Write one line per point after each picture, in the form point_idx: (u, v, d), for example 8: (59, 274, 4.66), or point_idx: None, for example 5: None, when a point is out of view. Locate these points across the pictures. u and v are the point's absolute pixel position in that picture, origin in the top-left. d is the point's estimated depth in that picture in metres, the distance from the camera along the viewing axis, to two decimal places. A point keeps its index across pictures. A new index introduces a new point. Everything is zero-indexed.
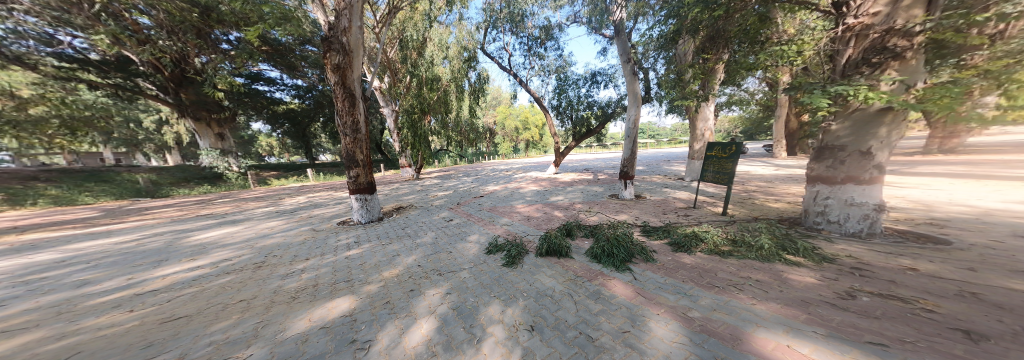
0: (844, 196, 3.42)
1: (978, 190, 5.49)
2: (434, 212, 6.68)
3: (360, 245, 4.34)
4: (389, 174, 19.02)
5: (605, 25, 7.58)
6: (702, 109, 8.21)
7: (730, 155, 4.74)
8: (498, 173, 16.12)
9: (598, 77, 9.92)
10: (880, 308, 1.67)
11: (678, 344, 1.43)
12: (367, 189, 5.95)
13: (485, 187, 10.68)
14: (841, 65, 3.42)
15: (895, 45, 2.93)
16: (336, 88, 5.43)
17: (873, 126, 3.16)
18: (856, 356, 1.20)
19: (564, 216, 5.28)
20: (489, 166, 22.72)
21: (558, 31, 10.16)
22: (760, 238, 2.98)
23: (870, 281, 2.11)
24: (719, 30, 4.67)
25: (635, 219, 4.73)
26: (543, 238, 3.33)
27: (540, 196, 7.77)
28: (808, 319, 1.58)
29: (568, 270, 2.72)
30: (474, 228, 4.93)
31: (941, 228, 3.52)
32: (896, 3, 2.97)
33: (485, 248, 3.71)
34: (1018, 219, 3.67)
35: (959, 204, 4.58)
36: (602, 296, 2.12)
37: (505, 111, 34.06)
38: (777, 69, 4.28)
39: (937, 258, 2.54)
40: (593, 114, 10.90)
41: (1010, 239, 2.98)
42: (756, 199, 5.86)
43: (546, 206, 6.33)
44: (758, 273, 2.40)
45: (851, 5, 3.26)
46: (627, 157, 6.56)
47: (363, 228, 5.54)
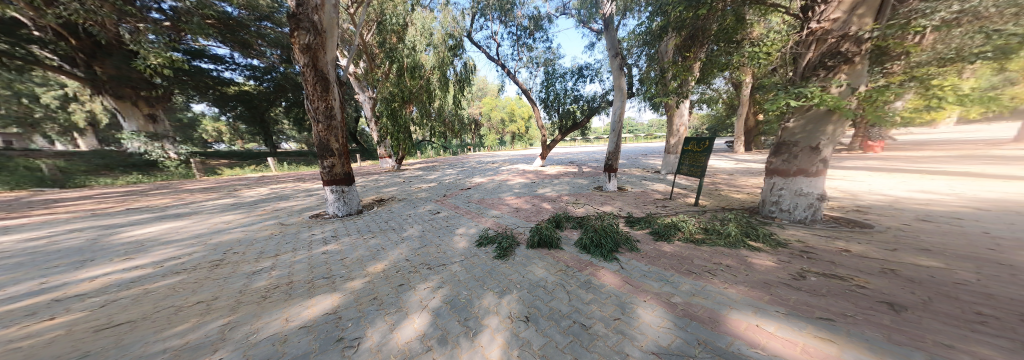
0: (796, 187, 3.88)
1: (893, 181, 6.56)
2: (418, 204, 6.48)
3: (339, 239, 4.11)
4: (365, 165, 17.94)
5: (594, 19, 7.66)
6: (678, 106, 8.71)
7: (703, 150, 5.13)
8: (484, 166, 15.92)
9: (584, 72, 10.04)
10: (825, 286, 1.97)
11: (665, 329, 1.56)
12: (344, 180, 5.55)
13: (470, 179, 10.50)
14: (802, 67, 3.75)
15: (847, 49, 3.32)
16: (306, 71, 4.89)
17: (824, 124, 3.60)
18: (811, 331, 1.42)
19: (553, 208, 5.40)
20: (473, 158, 22.23)
21: (547, 22, 9.99)
22: (727, 226, 3.31)
23: (816, 262, 2.47)
24: (699, 29, 4.98)
25: (618, 210, 4.99)
26: (533, 230, 3.39)
27: (527, 188, 7.84)
28: (770, 299, 1.82)
29: (559, 260, 2.82)
30: (462, 220, 4.86)
31: (866, 214, 4.19)
32: (852, 12, 3.31)
33: (475, 240, 3.71)
34: (920, 206, 4.49)
35: (878, 193, 5.47)
36: (592, 285, 2.23)
37: (489, 103, 33.17)
38: (744, 71, 4.62)
39: (864, 241, 3.04)
40: (578, 108, 11.07)
41: (915, 223, 3.64)
42: (722, 190, 6.46)
43: (533, 198, 6.43)
44: (727, 259, 2.69)
45: (817, 11, 3.54)
46: (612, 150, 6.79)
47: (339, 222, 5.19)
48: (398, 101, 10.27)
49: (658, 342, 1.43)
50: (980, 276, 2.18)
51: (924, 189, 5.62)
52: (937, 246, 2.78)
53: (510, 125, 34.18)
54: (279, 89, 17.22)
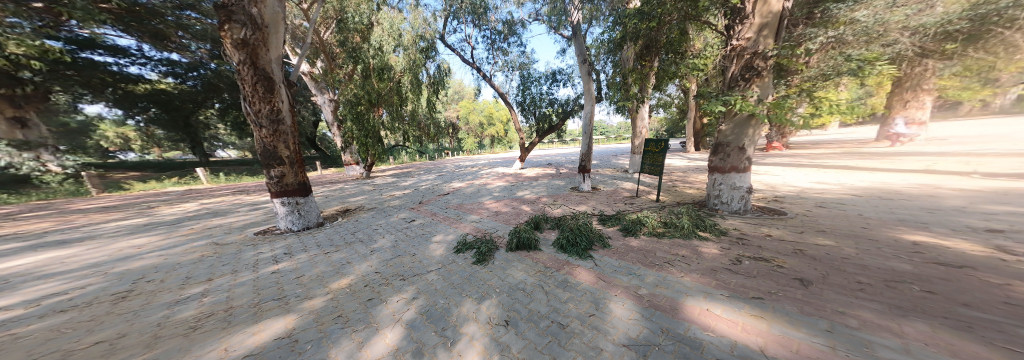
0: (731, 182, 4.50)
1: (803, 174, 8.00)
2: (390, 213, 6.08)
3: (294, 256, 3.65)
4: (327, 173, 16.32)
5: (563, 25, 7.99)
6: (640, 110, 9.47)
7: (660, 150, 5.70)
8: (462, 170, 15.58)
9: (558, 76, 10.39)
10: (755, 269, 2.35)
11: (634, 320, 1.70)
12: (299, 191, 5.01)
13: (448, 185, 10.15)
14: (728, 77, 4.38)
15: (757, 65, 3.98)
16: (243, 70, 4.27)
17: (746, 127, 4.27)
18: (745, 316, 1.68)
19: (531, 210, 5.48)
20: (451, 162, 21.56)
21: (520, 27, 10.11)
22: (682, 219, 3.72)
23: (750, 247, 2.91)
24: (652, 40, 5.42)
25: (592, 209, 5.26)
26: (512, 233, 3.41)
27: (506, 191, 7.86)
28: (717, 284, 2.11)
29: (538, 262, 2.88)
30: (438, 227, 4.68)
31: (784, 202, 5.06)
32: (759, 33, 3.98)
33: (452, 247, 3.60)
34: (821, 194, 5.54)
35: (792, 184, 6.63)
36: (569, 284, 2.32)
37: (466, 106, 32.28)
38: (688, 80, 5.25)
39: (784, 226, 3.66)
40: (554, 111, 11.40)
41: (817, 209, 4.50)
42: (678, 186, 7.22)
43: (512, 201, 6.46)
44: (683, 249, 3.02)
45: (737, 30, 4.17)
46: (584, 152, 7.13)
47: (294, 237, 4.63)
48: (364, 104, 9.80)
49: (627, 334, 1.56)
50: (858, 251, 2.79)
51: (822, 180, 6.97)
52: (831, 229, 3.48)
53: (489, 129, 33.50)
54: (211, 89, 14.78)
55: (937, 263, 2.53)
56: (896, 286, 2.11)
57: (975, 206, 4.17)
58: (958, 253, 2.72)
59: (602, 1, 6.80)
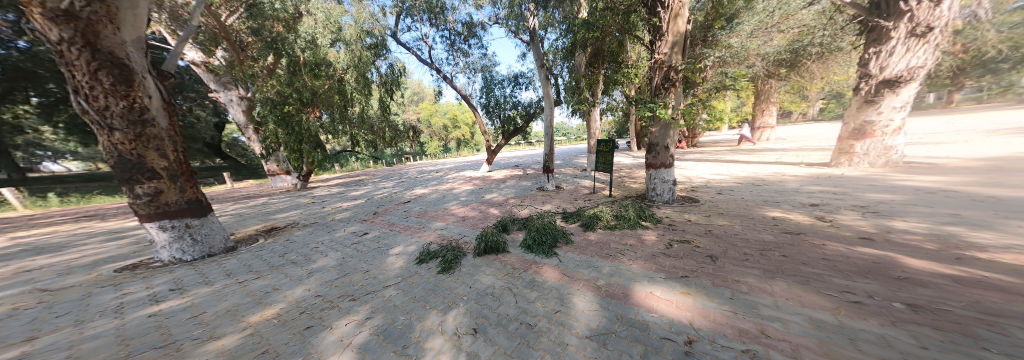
0: (662, 176, 5.28)
1: (711, 167, 9.95)
2: (336, 227, 5.30)
3: (188, 291, 2.87)
4: (247, 187, 13.38)
5: (522, 31, 8.15)
6: (592, 114, 10.32)
7: (609, 150, 6.36)
8: (426, 175, 14.63)
9: (520, 80, 10.59)
10: (684, 253, 2.88)
11: (594, 311, 1.87)
12: (189, 211, 3.99)
13: (409, 192, 9.39)
14: (652, 85, 5.19)
15: (672, 77, 4.87)
16: (68, 52, 3.11)
17: (669, 130, 5.11)
18: (680, 296, 2.01)
19: (498, 213, 5.45)
20: (414, 168, 20.11)
21: (481, 29, 9.88)
22: (628, 211, 4.20)
23: (680, 233, 3.48)
24: (599, 49, 6.07)
25: (556, 207, 5.53)
26: (479, 238, 3.34)
27: (473, 195, 7.69)
28: (657, 268, 2.52)
29: (506, 264, 2.89)
30: (396, 238, 4.28)
31: (700, 191, 6.20)
32: (672, 49, 4.81)
33: (414, 258, 3.36)
34: (725, 183, 6.97)
35: (706, 176, 8.17)
36: (536, 283, 2.40)
37: (428, 108, 30.05)
38: (626, 87, 6.01)
39: (701, 213, 4.49)
40: (518, 114, 11.59)
41: (721, 195, 5.66)
42: (625, 181, 8.15)
43: (479, 205, 6.35)
44: (629, 239, 3.43)
45: (658, 45, 4.97)
46: (547, 153, 7.44)
47: (186, 268, 3.64)
48: (294, 104, 8.45)
49: (590, 325, 1.70)
50: (747, 229, 3.62)
51: (722, 171, 8.77)
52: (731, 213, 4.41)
53: (457, 131, 31.68)
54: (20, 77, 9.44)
55: (788, 232, 3.46)
56: (767, 254, 2.81)
57: (803, 187, 5.84)
58: (798, 223, 3.78)
59: (556, 9, 7.05)
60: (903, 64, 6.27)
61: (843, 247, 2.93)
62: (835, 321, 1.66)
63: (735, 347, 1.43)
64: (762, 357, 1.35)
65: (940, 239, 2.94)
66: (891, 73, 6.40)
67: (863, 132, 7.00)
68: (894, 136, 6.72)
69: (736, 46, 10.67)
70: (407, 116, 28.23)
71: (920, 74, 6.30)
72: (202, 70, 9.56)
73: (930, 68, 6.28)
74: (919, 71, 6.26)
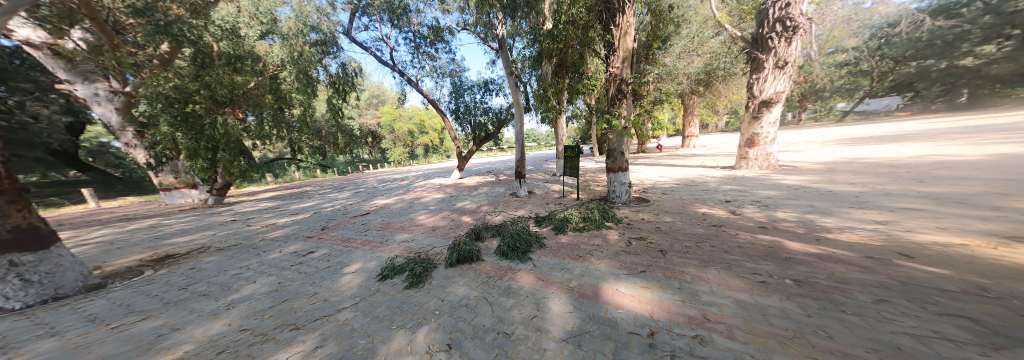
0: (621, 179, 5.76)
1: (656, 170, 11.31)
2: (272, 248, 4.54)
3: (20, 347, 2.08)
4: (144, 206, 10.70)
5: (492, 39, 8.31)
6: (561, 122, 10.78)
7: (574, 155, 6.71)
8: (389, 184, 13.66)
9: (491, 86, 10.74)
10: (641, 249, 3.18)
11: (568, 313, 1.92)
12: (15, 243, 2.98)
13: (370, 203, 8.59)
14: (607, 95, 5.63)
15: (622, 89, 5.39)
16: None
17: (625, 140, 5.61)
18: (641, 290, 2.20)
19: (472, 220, 5.31)
20: (372, 176, 18.68)
21: (448, 34, 9.65)
22: (593, 213, 4.46)
23: (638, 232, 3.83)
24: (563, 59, 6.45)
25: (530, 212, 5.62)
26: (451, 248, 3.20)
27: (444, 203, 7.39)
28: (622, 266, 2.73)
29: (481, 273, 2.82)
30: (353, 255, 3.87)
31: (653, 192, 6.94)
32: (622, 64, 5.32)
33: (376, 274, 3.07)
34: (670, 184, 7.96)
35: (656, 178, 9.22)
36: (512, 289, 2.39)
37: (391, 111, 27.89)
38: (587, 97, 6.46)
39: (654, 212, 5.02)
40: (489, 120, 11.62)
41: (666, 195, 6.42)
42: (590, 185, 8.72)
43: (448, 213, 6.11)
44: (594, 239, 3.66)
45: (611, 59, 5.46)
46: (518, 159, 7.53)
47: (12, 319, 2.63)
48: (204, 101, 6.96)
49: (565, 328, 1.74)
50: (687, 224, 4.16)
51: (664, 174, 10.03)
52: (674, 210, 5.04)
53: (424, 137, 30.12)
54: None
55: (713, 225, 4.07)
56: (704, 245, 3.27)
57: (719, 186, 6.95)
58: (719, 217, 4.49)
59: (523, 20, 7.34)
60: (772, 88, 7.95)
61: (749, 234, 3.58)
62: (757, 301, 1.99)
63: (687, 334, 1.62)
64: (708, 341, 1.54)
65: (805, 223, 3.87)
66: (766, 95, 8.05)
67: (754, 140, 8.59)
68: (770, 146, 8.43)
69: (669, 65, 12.32)
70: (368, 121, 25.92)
71: (782, 98, 8.02)
72: (43, 55, 7.35)
73: (788, 94, 8.03)
74: (782, 95, 7.97)
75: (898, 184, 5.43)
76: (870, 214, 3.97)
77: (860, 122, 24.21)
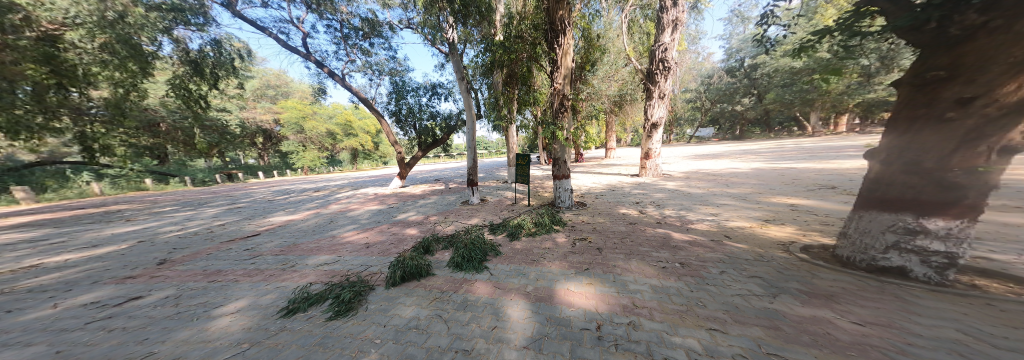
0: (565, 186, 6.27)
1: (588, 177, 12.79)
2: (37, 304, 2.93)
3: None
4: None
5: (440, 42, 8.02)
6: (511, 130, 11.07)
7: (525, 162, 7.01)
8: (293, 195, 11.46)
9: (438, 90, 10.43)
10: (584, 249, 3.49)
11: (527, 319, 1.94)
12: None
13: (259, 221, 6.91)
14: (552, 108, 6.11)
15: (563, 103, 5.95)
16: None
17: (567, 151, 6.18)
18: (588, 286, 2.41)
19: (418, 232, 4.88)
20: (270, 187, 15.18)
21: (387, 30, 8.91)
22: (544, 217, 4.68)
23: (580, 233, 4.21)
24: (512, 71, 6.72)
25: (484, 220, 5.53)
26: (395, 264, 2.86)
27: (384, 216, 6.61)
28: (571, 266, 2.94)
29: (432, 288, 2.60)
30: (226, 292, 2.94)
31: (589, 196, 7.82)
32: (563, 82, 5.89)
33: (277, 310, 2.43)
34: (599, 189, 9.14)
35: (592, 184, 10.42)
36: (468, 302, 2.27)
37: (302, 109, 22.97)
38: (534, 108, 6.89)
39: (592, 214, 5.64)
40: (436, 125, 11.09)
41: (597, 199, 7.32)
42: (539, 191, 9.19)
43: (384, 227, 5.49)
44: (542, 243, 3.83)
45: (554, 75, 5.96)
46: (470, 166, 7.37)
47: None
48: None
49: (526, 334, 1.75)
50: (615, 223, 4.81)
51: (596, 180, 11.43)
52: (604, 212, 5.77)
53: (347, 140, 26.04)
54: None
55: (630, 223, 4.81)
56: (629, 240, 3.82)
57: (631, 190, 8.30)
58: (631, 216, 5.33)
59: (474, 27, 7.35)
60: (656, 114, 10.06)
61: (651, 229, 4.37)
62: (670, 285, 2.42)
63: (623, 322, 1.84)
64: (638, 325, 1.79)
65: (680, 217, 5.04)
66: (654, 118, 10.13)
67: (648, 154, 10.66)
68: (652, 160, 10.63)
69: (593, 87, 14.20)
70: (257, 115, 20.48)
71: (661, 123, 10.17)
72: None
73: (664, 120, 10.15)
74: (662, 120, 10.12)
75: (717, 187, 7.61)
76: (708, 209, 5.50)
77: (702, 142, 33.92)
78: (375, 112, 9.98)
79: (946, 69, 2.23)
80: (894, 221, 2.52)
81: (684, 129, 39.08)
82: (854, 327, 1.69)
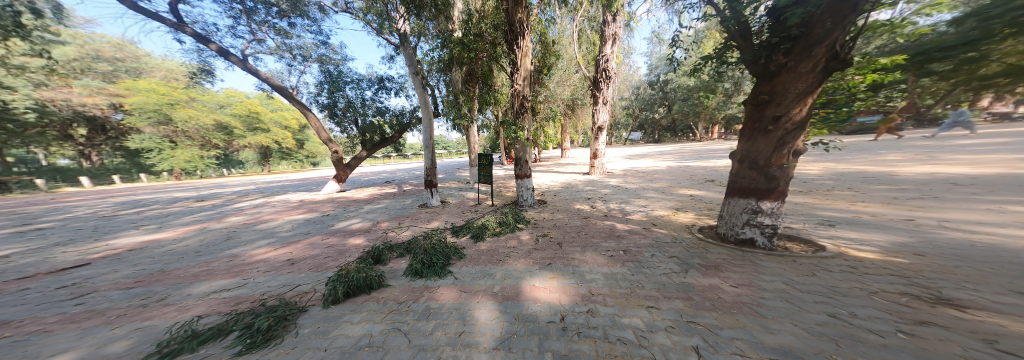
0: (528, 185, 6.43)
1: (547, 176, 13.32)
2: None
3: None
4: None
5: (387, 31, 7.38)
6: (473, 130, 10.80)
7: (488, 163, 6.94)
8: (172, 209, 8.98)
9: (386, 84, 9.72)
10: (546, 245, 3.63)
11: (495, 319, 1.92)
12: None
13: (85, 248, 5.07)
14: (513, 109, 6.18)
15: (524, 104, 6.09)
16: None
17: (528, 151, 6.36)
18: (552, 280, 2.51)
19: (365, 242, 4.39)
20: (144, 197, 11.65)
21: (316, 11, 7.92)
22: (508, 217, 4.72)
23: (541, 230, 4.36)
24: (472, 69, 6.60)
25: (445, 223, 5.30)
26: (338, 278, 2.53)
27: (319, 225, 5.84)
28: (535, 262, 3.03)
29: (389, 300, 2.39)
30: (24, 347, 2.00)
31: (548, 194, 8.17)
32: (522, 85, 6.04)
33: (139, 355, 1.81)
34: (556, 187, 9.64)
35: (551, 182, 10.89)
36: (431, 310, 2.14)
37: (172, 93, 18.53)
38: (496, 108, 6.95)
39: (553, 211, 5.90)
40: (385, 122, 10.25)
41: (555, 196, 7.69)
42: (503, 191, 9.19)
43: (316, 238, 4.84)
44: (504, 242, 3.85)
45: (515, 77, 6.04)
46: (428, 166, 6.98)
47: None
48: None
49: (495, 335, 1.72)
50: (572, 218, 5.12)
51: (555, 179, 11.98)
52: (561, 209, 6.09)
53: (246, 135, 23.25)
54: None
55: (585, 217, 5.17)
56: (584, 233, 4.11)
57: (584, 187, 8.95)
58: (585, 211, 5.75)
59: (428, 20, 7.01)
60: (600, 118, 11.12)
61: (598, 222, 4.79)
62: (621, 271, 2.69)
63: (582, 310, 1.97)
64: (596, 312, 1.94)
65: (621, 210, 5.64)
66: (600, 122, 11.17)
67: (596, 154, 11.69)
68: (598, 159, 11.69)
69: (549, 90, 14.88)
70: (84, 97, 14.63)
71: (603, 127, 11.25)
72: None
73: (607, 124, 11.24)
74: (604, 124, 11.15)
75: (650, 182, 8.77)
76: (640, 201, 6.29)
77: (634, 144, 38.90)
78: (300, 105, 8.92)
79: (768, 94, 3.11)
80: (746, 204, 3.39)
81: (620, 133, 44.21)
82: (733, 290, 2.26)
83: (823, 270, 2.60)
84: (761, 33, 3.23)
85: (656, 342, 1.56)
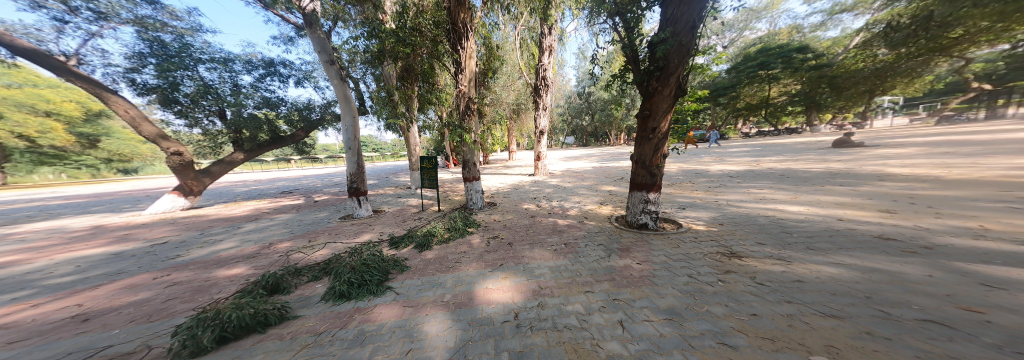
0: (477, 187, 6.35)
1: (496, 179, 13.41)
2: None
3: None
4: None
5: (290, 10, 6.25)
6: (412, 132, 10.02)
7: (433, 166, 6.56)
8: None
9: (280, 70, 8.36)
10: (495, 247, 3.62)
11: (449, 329, 1.81)
12: None
13: None
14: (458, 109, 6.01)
15: (470, 105, 5.95)
16: None
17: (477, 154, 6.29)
18: (504, 281, 2.52)
19: (249, 271, 3.51)
20: None
21: None
22: (458, 222, 4.53)
23: (490, 232, 4.33)
24: (411, 64, 6.16)
25: (380, 234, 4.75)
26: (207, 322, 1.88)
27: (146, 261, 4.26)
28: (486, 265, 3.00)
29: (309, 332, 1.98)
30: None
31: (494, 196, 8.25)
32: (466, 85, 5.89)
33: None
34: (502, 188, 9.82)
35: (499, 184, 11.01)
36: (368, 334, 1.87)
37: None
38: (438, 108, 6.68)
39: (499, 212, 6.00)
40: (272, 116, 9.00)
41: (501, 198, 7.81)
42: (450, 195, 8.81)
43: (142, 279, 3.50)
44: (447, 250, 3.66)
45: (459, 78, 5.90)
46: (353, 171, 6.15)
47: None
48: None
49: (448, 346, 1.62)
50: (516, 219, 5.27)
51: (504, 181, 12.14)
52: (505, 210, 6.23)
53: None
54: None
55: (530, 216, 5.41)
56: (528, 232, 4.27)
57: (529, 188, 9.37)
58: (529, 210, 6.01)
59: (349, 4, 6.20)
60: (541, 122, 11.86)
61: (537, 220, 5.07)
62: (564, 262, 2.91)
63: (532, 305, 2.04)
64: (545, 303, 2.05)
65: (556, 207, 6.10)
66: (540, 126, 11.91)
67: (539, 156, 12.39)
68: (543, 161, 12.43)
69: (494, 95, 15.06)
70: None
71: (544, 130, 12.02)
72: None
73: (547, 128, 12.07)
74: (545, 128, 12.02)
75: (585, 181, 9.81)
76: (574, 198, 6.96)
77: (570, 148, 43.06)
78: (83, 80, 6.64)
79: (648, 110, 3.83)
80: (638, 196, 4.11)
81: (557, 137, 48.14)
82: (638, 266, 2.73)
83: (680, 241, 3.49)
84: (644, 61, 3.89)
85: (593, 322, 1.74)
